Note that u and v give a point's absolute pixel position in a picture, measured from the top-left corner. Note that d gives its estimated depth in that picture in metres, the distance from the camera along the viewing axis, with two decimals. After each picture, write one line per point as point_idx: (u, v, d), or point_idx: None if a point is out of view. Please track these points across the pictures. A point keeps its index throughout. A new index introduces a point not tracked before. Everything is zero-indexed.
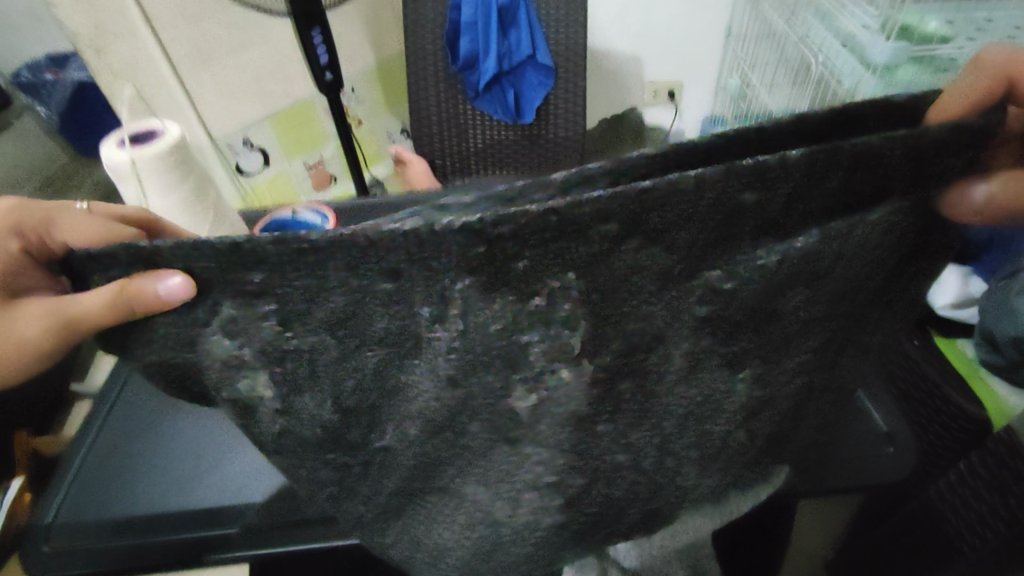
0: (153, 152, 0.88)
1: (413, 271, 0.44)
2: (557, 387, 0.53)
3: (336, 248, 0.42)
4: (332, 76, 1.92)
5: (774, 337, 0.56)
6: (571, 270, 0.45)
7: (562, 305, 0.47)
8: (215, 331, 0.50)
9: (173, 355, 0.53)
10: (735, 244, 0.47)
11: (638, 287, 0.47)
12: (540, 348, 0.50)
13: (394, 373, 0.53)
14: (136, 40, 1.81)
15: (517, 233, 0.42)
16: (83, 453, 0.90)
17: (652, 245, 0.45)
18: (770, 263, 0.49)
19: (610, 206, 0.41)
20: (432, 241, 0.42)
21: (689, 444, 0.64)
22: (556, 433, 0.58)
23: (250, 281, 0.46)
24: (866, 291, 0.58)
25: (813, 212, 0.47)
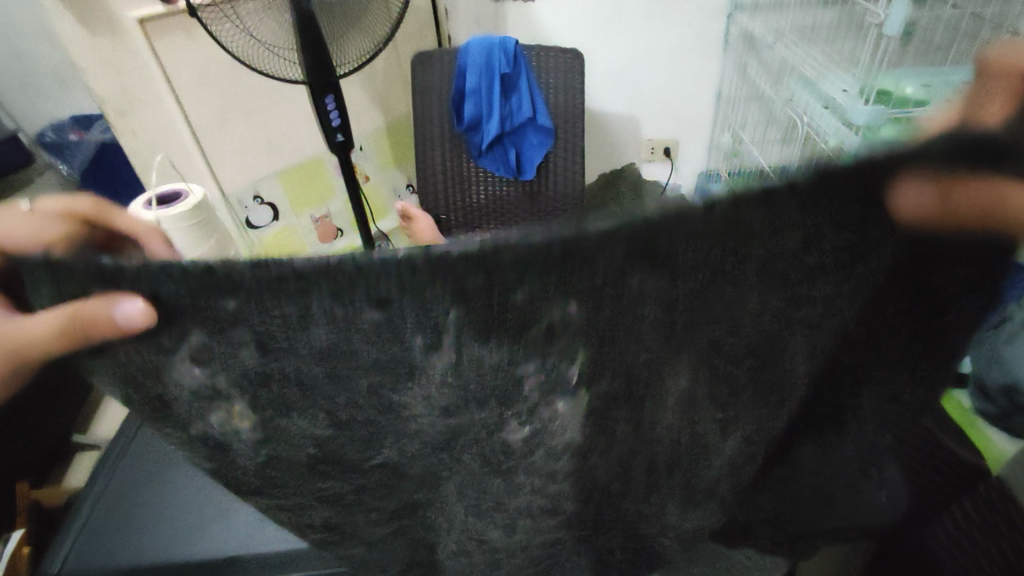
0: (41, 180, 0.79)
1: (404, 302, 0.44)
2: (549, 419, 0.55)
3: (319, 278, 0.41)
4: (343, 139, 2.14)
5: (763, 381, 0.56)
6: (572, 305, 0.45)
7: (562, 336, 0.48)
8: (185, 355, 0.49)
9: (141, 383, 0.53)
10: (737, 290, 0.48)
11: (638, 325, 0.49)
12: (535, 380, 0.51)
13: (380, 401, 0.53)
14: (160, 105, 1.99)
15: (519, 264, 0.41)
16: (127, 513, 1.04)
17: (657, 279, 0.45)
18: (762, 297, 0.49)
19: (617, 236, 0.40)
20: (426, 271, 0.41)
21: (683, 482, 0.66)
22: (550, 464, 0.60)
23: (224, 309, 0.44)
24: (871, 338, 0.56)
25: (816, 255, 0.46)
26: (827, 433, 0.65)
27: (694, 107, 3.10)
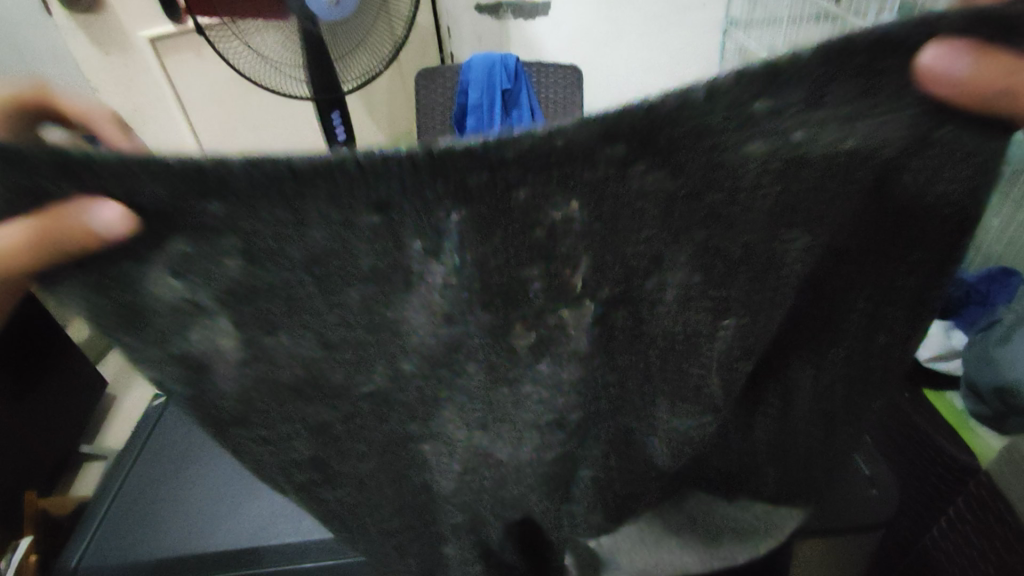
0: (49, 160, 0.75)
1: (400, 200, 0.41)
2: (556, 328, 0.51)
3: (314, 175, 0.38)
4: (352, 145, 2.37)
5: (784, 265, 0.53)
6: (573, 199, 0.43)
7: (565, 237, 0.45)
8: (164, 261, 0.46)
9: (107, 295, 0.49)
10: (741, 179, 0.45)
11: (641, 215, 0.46)
12: (541, 287, 0.48)
13: (376, 314, 0.50)
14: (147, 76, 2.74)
15: (521, 158, 0.39)
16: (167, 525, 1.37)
17: (660, 170, 0.42)
18: (769, 191, 0.47)
19: (620, 127, 0.38)
20: (427, 167, 0.38)
21: (685, 405, 0.60)
22: (558, 377, 0.55)
23: (209, 209, 0.41)
24: (876, 239, 0.55)
25: (821, 142, 0.45)
26: (828, 360, 0.64)
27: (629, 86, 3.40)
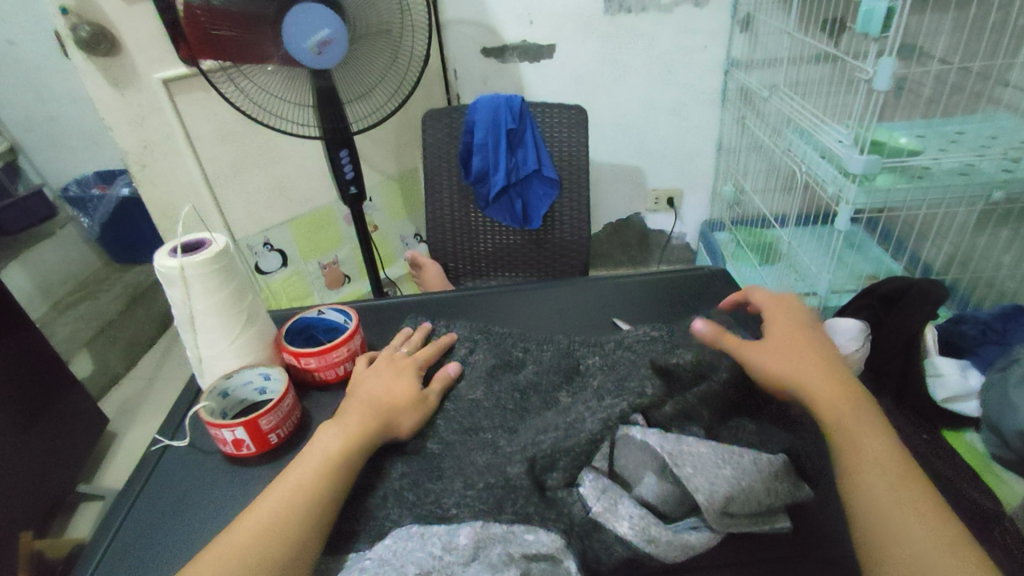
0: (197, 265, 0.51)
1: (504, 383, 0.49)
2: (595, 402, 0.42)
3: (475, 387, 0.49)
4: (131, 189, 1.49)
5: (566, 527, 0.38)
6: (562, 385, 0.48)
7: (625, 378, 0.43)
8: None
9: (245, 526, 0.40)
10: (738, 384, 0.45)
11: (684, 396, 0.43)
12: (591, 395, 0.44)
13: (469, 417, 0.47)
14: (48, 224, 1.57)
15: (603, 370, 0.48)
16: (143, 521, 0.48)
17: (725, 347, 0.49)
18: (660, 412, 0.42)
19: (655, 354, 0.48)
20: (501, 376, 0.50)
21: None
22: (597, 496, 0.39)
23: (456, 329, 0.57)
24: (744, 429, 0.43)
25: (721, 384, 0.44)
26: None
27: (698, 89, 1.37)
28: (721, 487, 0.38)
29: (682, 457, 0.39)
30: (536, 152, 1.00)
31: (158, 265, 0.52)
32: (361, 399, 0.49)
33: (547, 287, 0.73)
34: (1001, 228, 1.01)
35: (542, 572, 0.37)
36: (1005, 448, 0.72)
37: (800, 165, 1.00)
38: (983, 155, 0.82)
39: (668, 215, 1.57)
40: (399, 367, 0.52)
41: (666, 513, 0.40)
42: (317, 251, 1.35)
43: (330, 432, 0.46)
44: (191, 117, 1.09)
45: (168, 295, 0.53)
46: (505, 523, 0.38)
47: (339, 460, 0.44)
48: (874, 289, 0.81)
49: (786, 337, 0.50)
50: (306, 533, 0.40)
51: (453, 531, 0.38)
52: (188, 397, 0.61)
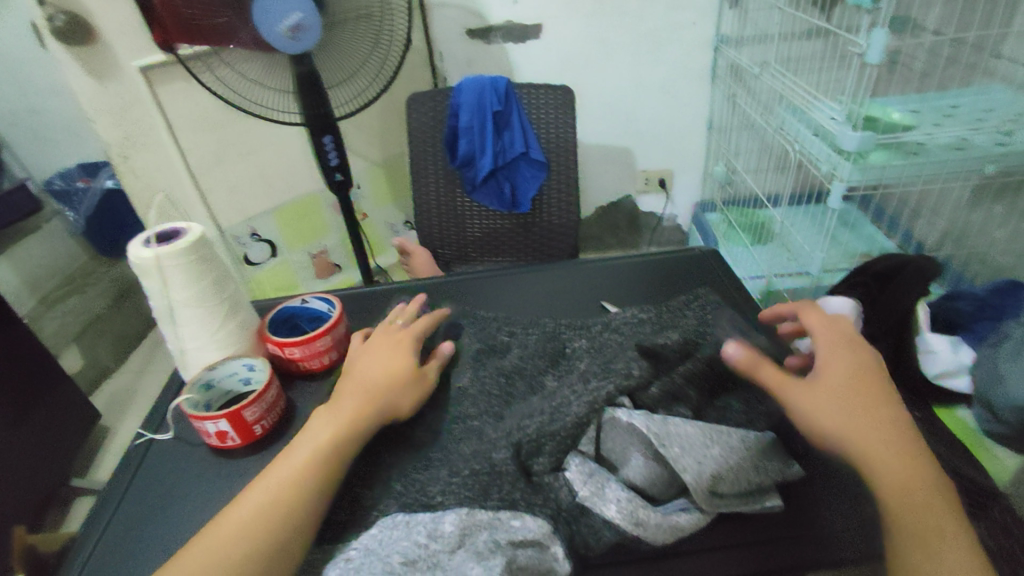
0: (172, 256, 0.50)
1: (489, 366, 0.48)
2: (579, 385, 0.42)
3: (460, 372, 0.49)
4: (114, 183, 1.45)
5: (551, 511, 0.38)
6: (547, 368, 0.47)
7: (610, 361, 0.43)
8: None
9: (236, 512, 0.40)
10: (727, 364, 0.44)
11: (670, 375, 0.43)
12: (577, 377, 0.44)
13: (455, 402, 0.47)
14: None
15: (589, 352, 0.48)
16: (129, 514, 0.48)
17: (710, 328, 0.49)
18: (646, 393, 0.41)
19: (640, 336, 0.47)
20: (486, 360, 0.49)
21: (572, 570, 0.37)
22: (584, 479, 0.39)
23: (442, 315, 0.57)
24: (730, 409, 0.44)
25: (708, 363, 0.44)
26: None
27: (688, 68, 1.35)
28: (709, 466, 0.39)
29: (670, 437, 0.39)
30: (523, 135, 0.98)
31: (133, 256, 0.51)
32: (355, 381, 0.48)
33: (533, 270, 0.72)
34: (994, 203, 1.00)
35: (529, 557, 0.36)
36: (999, 424, 0.72)
37: (792, 144, 0.98)
38: (977, 128, 0.81)
39: (661, 197, 1.56)
40: (396, 349, 0.51)
41: (654, 496, 0.40)
42: (306, 240, 1.34)
43: (323, 419, 0.45)
44: (172, 106, 1.07)
45: (145, 287, 0.52)
46: (491, 509, 0.37)
47: (331, 447, 0.43)
48: (870, 267, 0.84)
49: (839, 377, 0.44)
50: (298, 520, 0.40)
51: (438, 519, 0.37)
52: (172, 390, 0.61)
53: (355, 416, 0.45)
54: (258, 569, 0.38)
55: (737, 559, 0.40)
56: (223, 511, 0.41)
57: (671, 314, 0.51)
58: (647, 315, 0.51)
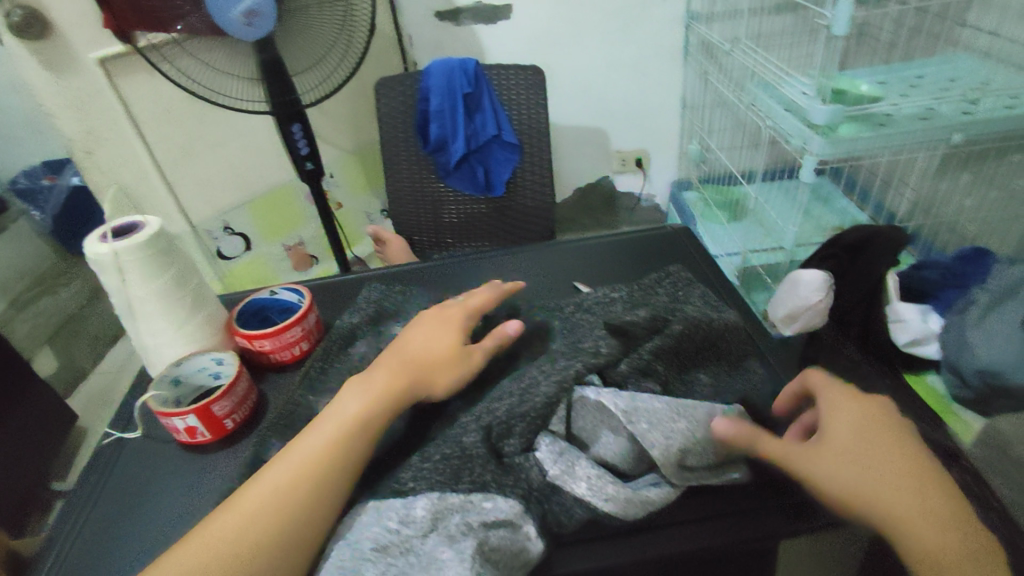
0: (130, 251, 0.50)
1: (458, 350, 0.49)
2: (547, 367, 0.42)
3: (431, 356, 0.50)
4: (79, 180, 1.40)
5: (519, 489, 0.38)
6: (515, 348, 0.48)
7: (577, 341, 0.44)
8: (360, 347, 0.54)
9: (265, 482, 0.39)
10: (699, 340, 0.45)
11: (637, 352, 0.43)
12: (544, 357, 0.44)
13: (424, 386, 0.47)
14: None
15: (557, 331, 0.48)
16: (98, 517, 0.47)
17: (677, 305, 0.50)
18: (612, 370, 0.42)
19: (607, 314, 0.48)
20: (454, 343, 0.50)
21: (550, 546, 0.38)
22: (555, 458, 0.39)
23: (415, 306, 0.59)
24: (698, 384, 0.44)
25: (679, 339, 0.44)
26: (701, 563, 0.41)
27: (660, 46, 1.35)
28: (676, 441, 0.38)
29: (639, 413, 0.39)
30: (495, 117, 0.99)
31: (90, 253, 0.51)
32: (393, 353, 0.47)
33: (504, 253, 0.73)
34: (961, 171, 1.02)
35: (501, 538, 0.36)
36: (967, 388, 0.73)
37: (763, 119, 0.99)
38: (941, 97, 0.84)
39: (638, 177, 1.56)
40: (444, 323, 0.49)
41: (625, 471, 0.40)
42: (281, 232, 1.32)
43: (356, 390, 0.44)
44: (134, 99, 1.05)
45: (104, 284, 0.52)
46: (463, 492, 0.38)
47: (359, 424, 0.42)
48: (839, 240, 0.85)
49: (850, 437, 0.39)
50: (322, 494, 0.38)
51: (411, 503, 0.37)
52: (143, 388, 0.60)
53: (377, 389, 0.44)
54: (273, 552, 0.36)
55: (711, 528, 0.40)
56: (234, 496, 0.39)
57: (637, 293, 0.52)
58: (614, 294, 0.52)
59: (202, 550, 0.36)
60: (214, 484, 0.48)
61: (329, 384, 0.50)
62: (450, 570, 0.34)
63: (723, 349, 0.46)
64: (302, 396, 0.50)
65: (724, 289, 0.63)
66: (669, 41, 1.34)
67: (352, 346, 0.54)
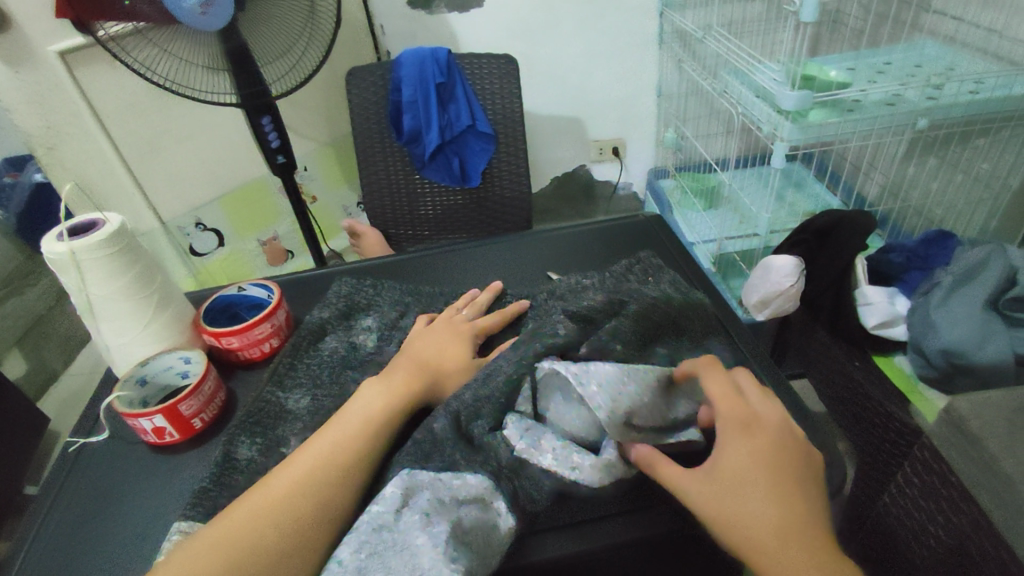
0: (91, 249, 0.49)
1: (428, 343, 0.50)
2: (514, 359, 0.43)
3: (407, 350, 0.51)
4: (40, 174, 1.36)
5: (487, 476, 0.39)
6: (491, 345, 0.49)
7: (545, 330, 0.45)
8: (331, 341, 0.55)
9: (289, 470, 0.40)
10: (657, 318, 0.46)
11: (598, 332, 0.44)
12: (512, 347, 0.45)
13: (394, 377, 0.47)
14: None
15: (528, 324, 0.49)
16: (63, 520, 0.47)
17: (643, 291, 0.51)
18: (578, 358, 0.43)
19: (573, 303, 0.49)
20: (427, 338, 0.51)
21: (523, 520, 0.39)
22: (521, 433, 0.40)
23: (387, 298, 0.60)
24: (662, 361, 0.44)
25: (635, 317, 0.45)
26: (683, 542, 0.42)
27: (636, 34, 1.35)
28: (625, 401, 0.39)
29: (588, 376, 0.39)
30: (469, 107, 0.98)
31: (47, 252, 0.49)
32: (409, 356, 0.49)
33: (477, 245, 0.73)
34: (927, 156, 1.04)
35: (473, 517, 0.37)
36: (930, 367, 0.75)
37: (736, 107, 1.00)
38: (907, 83, 0.84)
39: (615, 166, 1.56)
40: (457, 334, 0.52)
41: (592, 444, 0.41)
42: (258, 226, 1.31)
43: (376, 388, 0.45)
44: (98, 92, 1.02)
45: (64, 283, 0.51)
46: (432, 471, 0.39)
47: (384, 417, 0.43)
48: (808, 225, 0.88)
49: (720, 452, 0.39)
50: (338, 489, 0.39)
51: (383, 494, 0.37)
52: (111, 388, 0.59)
53: (391, 386, 0.46)
54: (290, 543, 0.37)
55: (687, 507, 0.41)
56: (252, 489, 0.40)
57: (603, 282, 0.53)
58: (581, 285, 0.53)
59: (209, 545, 0.36)
60: (184, 483, 0.48)
61: (299, 382, 0.51)
62: (424, 556, 0.34)
63: (682, 328, 0.47)
64: (271, 393, 0.50)
65: (693, 274, 0.64)
66: (644, 29, 1.34)
67: (322, 341, 0.55)
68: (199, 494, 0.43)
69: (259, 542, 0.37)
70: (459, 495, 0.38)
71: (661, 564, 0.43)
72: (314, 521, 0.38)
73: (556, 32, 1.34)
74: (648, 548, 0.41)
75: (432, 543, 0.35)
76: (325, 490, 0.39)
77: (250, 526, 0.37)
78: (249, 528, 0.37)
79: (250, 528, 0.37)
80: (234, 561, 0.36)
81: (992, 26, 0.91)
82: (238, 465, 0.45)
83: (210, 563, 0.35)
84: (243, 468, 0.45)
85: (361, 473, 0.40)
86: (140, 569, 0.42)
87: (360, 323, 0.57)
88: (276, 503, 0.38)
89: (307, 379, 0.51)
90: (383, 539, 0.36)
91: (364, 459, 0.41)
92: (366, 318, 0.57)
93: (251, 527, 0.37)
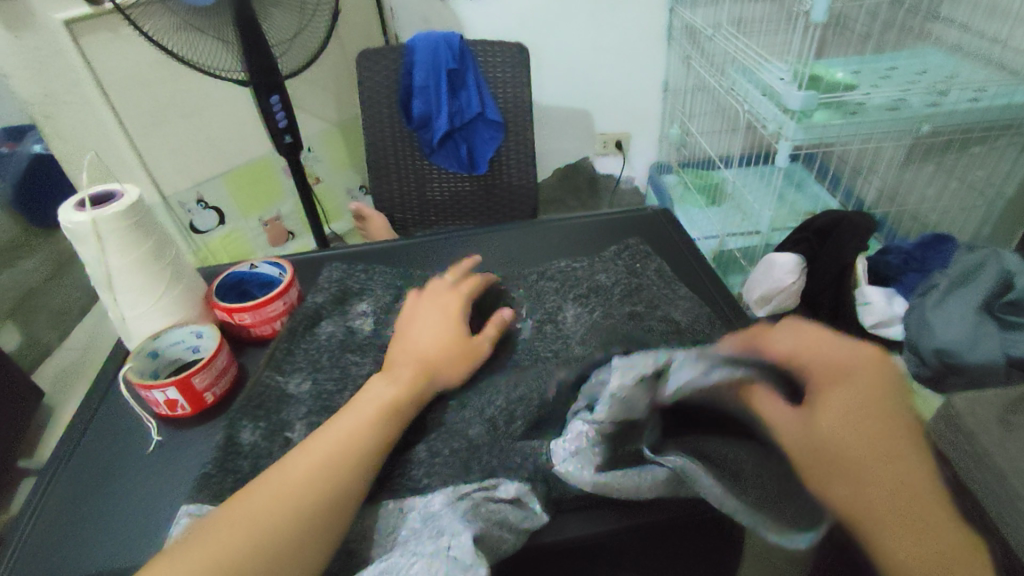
0: (110, 220, 0.49)
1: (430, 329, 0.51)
2: None
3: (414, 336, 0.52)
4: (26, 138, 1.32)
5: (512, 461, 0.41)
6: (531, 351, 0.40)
7: None
8: (328, 325, 0.55)
9: (306, 456, 0.40)
10: None
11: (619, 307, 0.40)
12: None
13: (400, 360, 0.49)
14: None
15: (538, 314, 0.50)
16: (74, 489, 0.47)
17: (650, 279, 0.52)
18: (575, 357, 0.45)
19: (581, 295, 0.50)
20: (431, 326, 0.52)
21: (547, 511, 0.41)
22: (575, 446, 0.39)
23: (396, 281, 0.61)
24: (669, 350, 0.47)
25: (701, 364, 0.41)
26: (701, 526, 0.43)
27: (643, 28, 1.35)
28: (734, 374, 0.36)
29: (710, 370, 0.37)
30: (478, 95, 0.98)
31: (66, 222, 0.49)
32: (406, 350, 0.49)
33: (483, 231, 0.74)
34: (926, 163, 1.06)
35: (502, 509, 0.39)
36: (922, 365, 0.79)
37: (741, 103, 1.01)
38: (909, 89, 0.86)
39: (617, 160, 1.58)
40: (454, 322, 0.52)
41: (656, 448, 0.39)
42: (260, 207, 1.33)
43: (382, 380, 0.46)
44: (102, 63, 1.00)
45: (83, 254, 0.51)
46: (475, 481, 0.41)
47: (392, 409, 0.44)
48: (809, 224, 0.92)
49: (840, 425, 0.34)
50: (353, 474, 0.40)
51: (428, 499, 0.40)
52: (116, 365, 0.59)
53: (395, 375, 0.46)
54: (309, 525, 0.37)
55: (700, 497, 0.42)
56: (267, 473, 0.40)
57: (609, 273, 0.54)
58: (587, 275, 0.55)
59: (226, 529, 0.36)
60: (194, 460, 0.49)
61: (299, 366, 0.51)
62: (445, 518, 0.38)
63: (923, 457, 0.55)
64: (270, 377, 0.50)
65: (697, 270, 0.65)
66: (654, 23, 1.34)
67: (318, 326, 0.55)
68: (204, 479, 0.43)
69: (275, 521, 0.37)
70: (497, 492, 0.40)
71: (660, 554, 0.44)
72: (331, 503, 0.38)
73: (566, 23, 1.33)
74: (648, 534, 0.43)
75: (454, 515, 0.38)
76: (339, 478, 0.39)
77: (265, 507, 0.37)
78: (267, 510, 0.37)
79: (266, 507, 0.37)
80: (253, 538, 0.36)
81: (996, 36, 0.94)
82: (242, 449, 0.45)
83: (228, 540, 0.36)
84: (248, 452, 0.44)
85: (370, 461, 0.41)
86: (149, 541, 0.43)
87: (363, 303, 0.58)
88: (295, 484, 0.39)
89: (307, 362, 0.51)
90: (417, 527, 0.39)
91: (372, 446, 0.42)
92: (366, 302, 0.58)
93: (266, 507, 0.37)
